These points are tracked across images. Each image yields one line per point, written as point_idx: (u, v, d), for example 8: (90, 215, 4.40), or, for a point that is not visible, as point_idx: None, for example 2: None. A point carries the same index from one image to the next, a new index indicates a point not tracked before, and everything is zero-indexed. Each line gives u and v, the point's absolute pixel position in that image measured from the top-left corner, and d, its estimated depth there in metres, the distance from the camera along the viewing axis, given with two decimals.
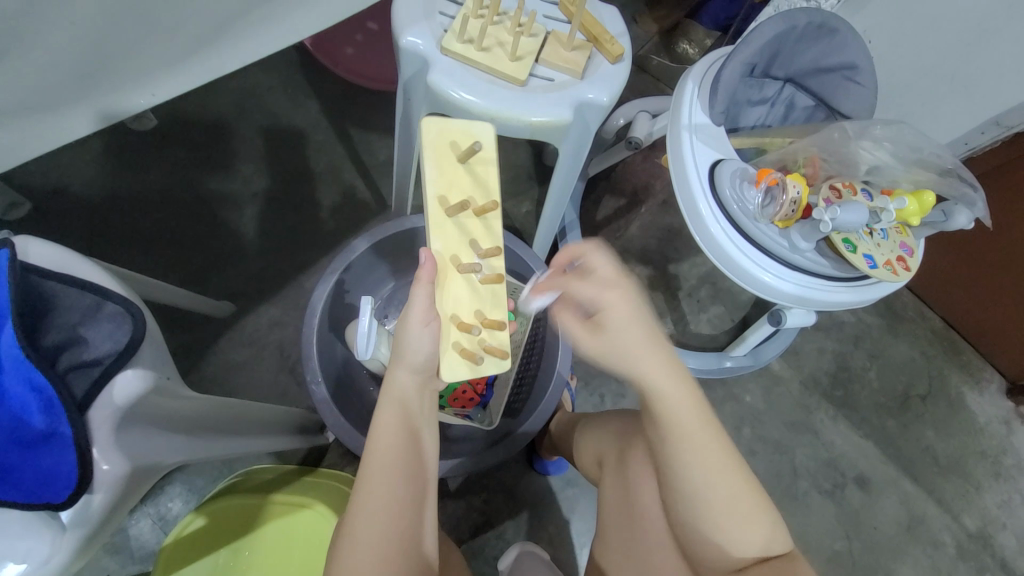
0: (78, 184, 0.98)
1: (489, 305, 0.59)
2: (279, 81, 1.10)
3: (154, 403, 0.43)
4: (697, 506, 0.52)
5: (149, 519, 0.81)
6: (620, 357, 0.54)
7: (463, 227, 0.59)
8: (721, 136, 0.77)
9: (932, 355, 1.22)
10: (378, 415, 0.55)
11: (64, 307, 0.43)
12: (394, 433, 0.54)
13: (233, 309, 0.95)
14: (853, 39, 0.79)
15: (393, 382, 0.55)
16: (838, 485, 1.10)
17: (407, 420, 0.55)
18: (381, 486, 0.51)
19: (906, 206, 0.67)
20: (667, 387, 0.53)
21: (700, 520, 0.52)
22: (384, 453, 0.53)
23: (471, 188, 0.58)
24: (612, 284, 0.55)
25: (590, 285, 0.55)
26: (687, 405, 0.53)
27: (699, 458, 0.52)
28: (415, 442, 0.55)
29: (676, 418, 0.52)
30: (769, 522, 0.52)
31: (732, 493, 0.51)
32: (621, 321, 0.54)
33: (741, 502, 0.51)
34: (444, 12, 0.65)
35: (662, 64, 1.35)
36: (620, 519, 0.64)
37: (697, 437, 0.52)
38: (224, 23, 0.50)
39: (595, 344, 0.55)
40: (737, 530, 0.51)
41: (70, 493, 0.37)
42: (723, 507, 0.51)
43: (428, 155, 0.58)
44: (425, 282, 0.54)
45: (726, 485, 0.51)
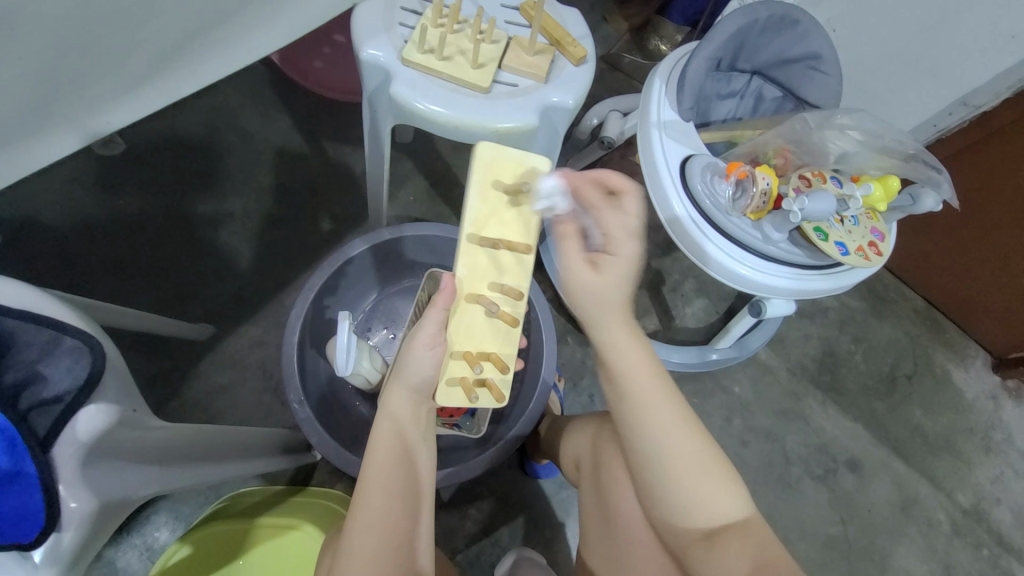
0: (48, 214, 0.96)
1: (498, 344, 0.59)
2: (251, 99, 1.09)
3: (122, 436, 0.42)
4: (658, 477, 0.52)
5: (136, 550, 0.80)
6: (597, 304, 0.53)
7: (493, 261, 0.58)
8: (690, 132, 0.77)
9: (916, 335, 1.23)
10: (376, 432, 0.55)
11: (24, 344, 0.43)
12: (389, 448, 0.53)
13: (213, 331, 0.94)
14: (815, 30, 0.80)
15: (389, 399, 0.55)
16: (830, 470, 1.11)
17: (402, 435, 0.54)
18: (376, 500, 0.51)
19: (873, 192, 0.68)
20: (627, 359, 0.53)
21: (663, 488, 0.52)
22: (378, 468, 0.52)
23: (510, 224, 0.58)
24: (632, 232, 0.53)
25: (618, 222, 0.53)
26: (643, 376, 0.53)
27: (653, 415, 0.52)
28: (410, 456, 0.54)
29: (635, 375, 0.53)
30: (731, 484, 0.52)
31: (691, 460, 0.51)
32: (625, 270, 0.52)
33: (700, 466, 0.52)
34: (404, 22, 0.65)
35: (634, 62, 1.35)
36: (598, 514, 0.64)
37: (653, 402, 0.52)
38: (178, 45, 0.49)
39: (592, 281, 0.52)
40: (698, 497, 0.51)
41: (39, 532, 0.36)
42: (682, 467, 0.51)
43: (473, 181, 0.57)
44: (440, 307, 0.55)
45: (683, 445, 0.52)
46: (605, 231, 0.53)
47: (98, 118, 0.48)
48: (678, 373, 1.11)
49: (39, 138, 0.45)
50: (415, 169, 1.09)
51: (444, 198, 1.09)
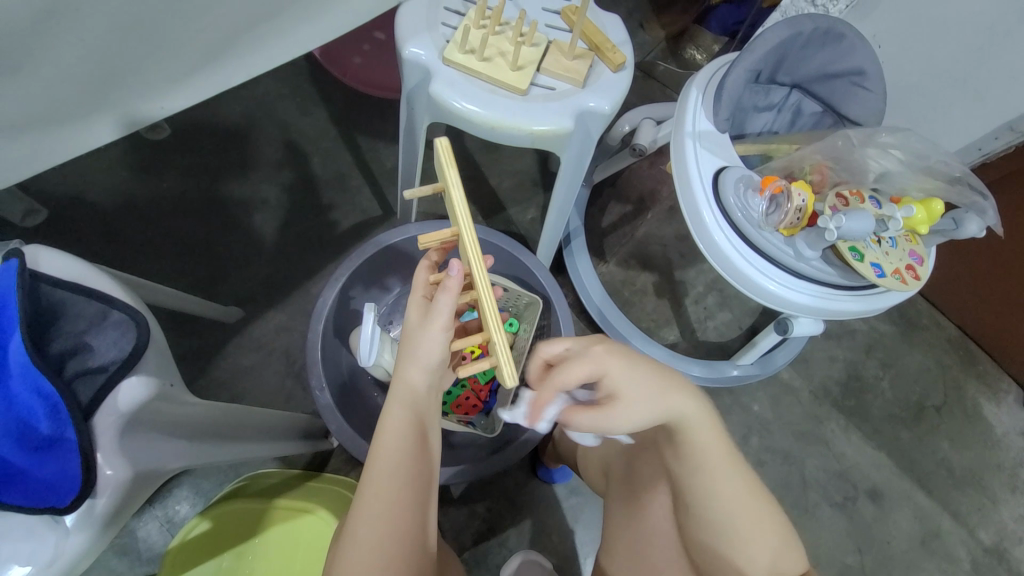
0: (94, 192, 1.00)
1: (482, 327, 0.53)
2: (290, 92, 1.12)
3: (157, 409, 0.44)
4: (722, 532, 0.52)
5: (157, 521, 0.82)
6: (642, 412, 0.50)
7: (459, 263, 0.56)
8: (724, 144, 0.76)
9: (948, 365, 1.19)
10: (388, 411, 0.54)
11: (73, 315, 0.44)
12: (400, 431, 0.53)
13: (241, 315, 0.96)
14: (861, 45, 0.79)
15: (402, 376, 0.54)
16: (849, 497, 1.07)
17: (416, 420, 0.54)
18: (382, 485, 0.52)
19: (914, 214, 0.66)
20: (695, 421, 0.52)
21: (723, 546, 0.52)
22: (387, 453, 0.53)
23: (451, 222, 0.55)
24: (585, 352, 0.49)
25: (574, 367, 0.48)
26: (709, 432, 0.53)
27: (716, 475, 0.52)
28: (423, 440, 0.55)
29: (698, 442, 0.52)
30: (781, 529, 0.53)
31: (755, 514, 0.52)
32: (630, 380, 0.49)
33: (762, 522, 0.52)
34: (447, 22, 0.66)
35: (668, 70, 1.35)
36: (630, 546, 0.63)
37: (717, 459, 0.52)
38: (231, 38, 0.51)
39: (624, 415, 0.49)
40: (763, 550, 0.51)
41: (73, 498, 0.38)
42: (739, 521, 0.51)
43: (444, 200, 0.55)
44: (449, 292, 0.53)
45: (749, 507, 0.52)
46: (581, 380, 0.48)
47: (153, 104, 0.50)
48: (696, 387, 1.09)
49: (96, 120, 0.48)
50: (445, 167, 1.12)
51: (471, 197, 1.11)
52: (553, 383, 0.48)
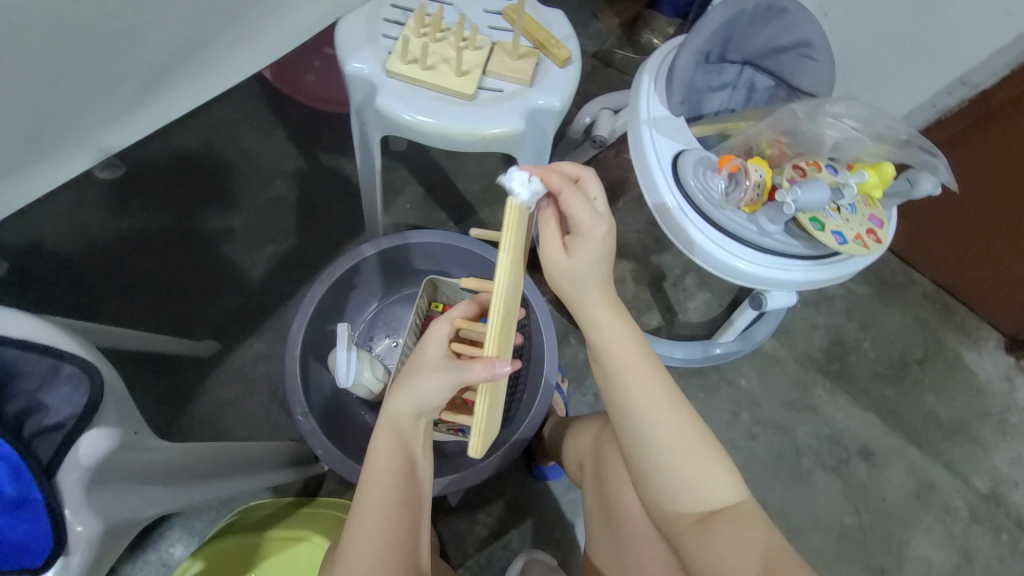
0: (52, 239, 0.98)
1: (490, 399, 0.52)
2: (245, 116, 1.11)
3: (124, 459, 0.43)
4: (648, 452, 0.53)
5: (152, 566, 0.81)
6: (572, 284, 0.53)
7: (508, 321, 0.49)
8: (681, 127, 0.77)
9: (925, 319, 1.21)
10: (377, 435, 0.54)
11: (25, 373, 0.43)
12: (390, 453, 0.53)
13: (218, 347, 0.95)
14: (804, 17, 0.79)
15: (390, 404, 0.53)
16: (842, 460, 1.09)
17: (404, 443, 0.54)
18: (376, 510, 0.52)
19: (867, 178, 0.69)
20: (612, 329, 0.55)
21: (651, 468, 0.54)
22: (380, 477, 0.53)
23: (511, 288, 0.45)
24: (600, 216, 0.51)
25: (585, 207, 0.50)
26: (626, 344, 0.55)
27: (651, 402, 0.54)
28: (411, 463, 0.54)
29: (621, 358, 0.55)
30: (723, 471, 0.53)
31: (680, 434, 0.53)
32: (597, 253, 0.52)
33: (689, 445, 0.53)
34: (387, 33, 0.65)
35: (625, 57, 1.35)
36: (599, 511, 0.65)
37: (638, 376, 0.54)
38: (163, 72, 0.50)
39: (562, 264, 0.52)
40: (691, 474, 0.52)
41: (47, 557, 0.38)
42: (671, 449, 0.53)
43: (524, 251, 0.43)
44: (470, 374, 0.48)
45: (673, 426, 0.53)
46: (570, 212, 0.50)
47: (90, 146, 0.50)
48: (683, 368, 1.10)
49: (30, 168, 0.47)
50: (411, 177, 1.12)
51: (440, 204, 1.11)
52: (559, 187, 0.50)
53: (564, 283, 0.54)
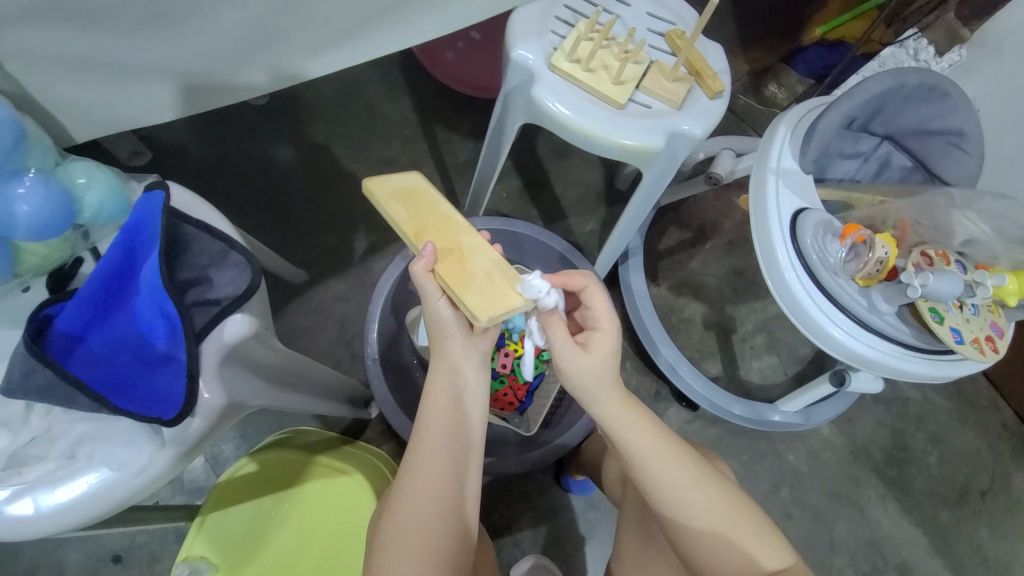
0: (194, 144, 1.08)
1: (468, 282, 0.53)
2: (381, 77, 1.18)
3: (247, 347, 0.47)
4: (687, 543, 0.52)
5: (203, 457, 0.87)
6: (594, 387, 0.54)
7: (443, 227, 0.56)
8: (807, 185, 0.76)
9: (1002, 451, 1.12)
10: (431, 381, 0.57)
11: (196, 249, 0.48)
12: (443, 397, 0.56)
13: (306, 278, 1.01)
14: (964, 106, 0.77)
15: (444, 348, 0.57)
16: (877, 569, 1.03)
17: (457, 385, 0.57)
18: (428, 451, 0.54)
19: (1006, 284, 0.65)
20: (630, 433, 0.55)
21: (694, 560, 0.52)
22: (435, 420, 0.55)
23: (409, 210, 0.56)
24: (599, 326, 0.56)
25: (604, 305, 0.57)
26: (645, 441, 0.54)
27: (678, 485, 0.53)
28: (460, 407, 0.56)
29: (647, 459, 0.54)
30: (768, 537, 0.53)
31: (718, 524, 0.52)
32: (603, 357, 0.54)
33: (728, 532, 0.52)
34: (555, 31, 0.68)
35: (747, 105, 1.34)
36: (637, 546, 0.64)
37: (663, 470, 0.53)
38: (362, 21, 0.56)
39: (578, 363, 0.54)
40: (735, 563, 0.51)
41: (176, 413, 0.41)
42: (710, 543, 0.52)
43: (402, 183, 0.58)
44: (423, 273, 0.53)
45: (706, 517, 0.52)
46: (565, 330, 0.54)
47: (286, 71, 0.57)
48: (732, 426, 1.07)
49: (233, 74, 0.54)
50: (514, 169, 1.15)
51: (535, 202, 1.14)
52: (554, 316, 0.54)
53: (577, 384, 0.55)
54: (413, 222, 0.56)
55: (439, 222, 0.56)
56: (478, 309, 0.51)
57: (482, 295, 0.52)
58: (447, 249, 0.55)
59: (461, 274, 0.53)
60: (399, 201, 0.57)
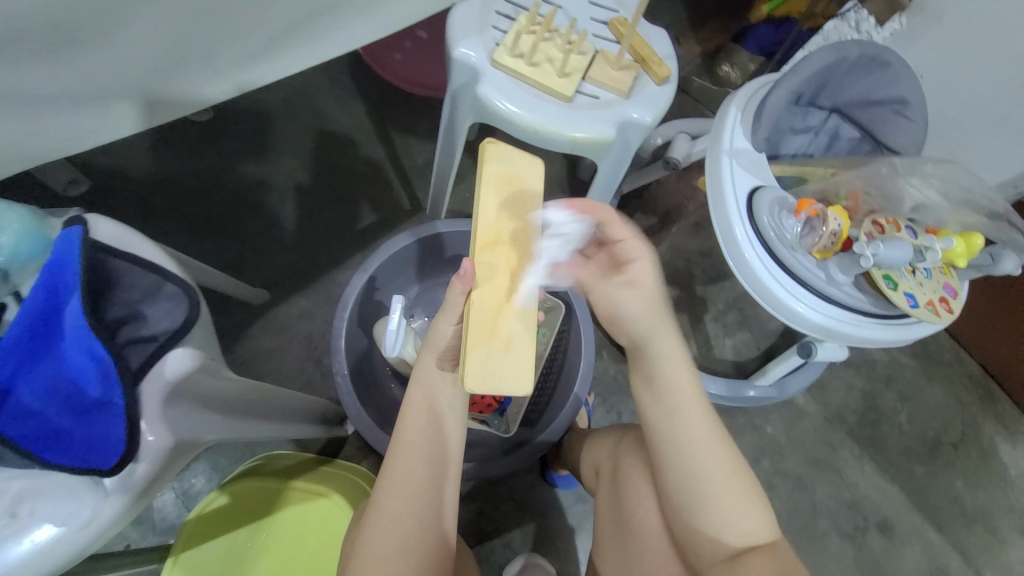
0: (136, 168, 1.03)
1: (488, 334, 0.51)
2: (329, 82, 1.14)
3: (196, 381, 0.45)
4: (691, 490, 0.52)
5: (174, 492, 0.84)
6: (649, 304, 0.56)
7: (503, 260, 0.53)
8: (760, 163, 0.76)
9: (966, 402, 1.17)
10: (409, 397, 0.56)
11: (127, 284, 0.45)
12: (419, 414, 0.55)
13: (267, 297, 0.98)
14: (905, 74, 0.78)
15: (423, 369, 0.56)
16: (858, 528, 1.06)
17: (436, 404, 0.56)
18: (403, 465, 0.53)
19: (954, 246, 0.66)
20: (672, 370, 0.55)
21: (691, 505, 0.52)
22: (411, 434, 0.54)
23: (494, 211, 0.54)
24: (633, 254, 0.56)
25: (631, 242, 0.56)
26: (683, 378, 0.55)
27: (695, 441, 0.53)
28: (438, 423, 0.55)
29: (678, 391, 0.54)
30: (757, 503, 0.52)
31: (730, 472, 0.52)
32: (643, 287, 0.56)
33: (731, 478, 0.52)
34: (497, 26, 0.67)
35: (702, 86, 1.35)
36: (613, 531, 0.63)
37: (692, 410, 0.53)
38: (289, 30, 0.54)
39: (628, 305, 0.56)
40: (730, 513, 0.51)
41: (118, 460, 0.39)
42: (715, 491, 0.51)
43: (507, 171, 0.55)
44: (459, 291, 0.52)
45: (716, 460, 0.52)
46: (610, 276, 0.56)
47: (212, 87, 0.55)
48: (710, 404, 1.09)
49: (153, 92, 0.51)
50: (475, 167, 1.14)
51: None
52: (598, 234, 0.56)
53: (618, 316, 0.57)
54: (494, 233, 0.53)
55: (503, 251, 0.53)
56: (469, 375, 0.50)
57: (482, 363, 0.50)
58: (490, 281, 0.52)
59: (479, 322, 0.51)
60: (498, 198, 0.54)
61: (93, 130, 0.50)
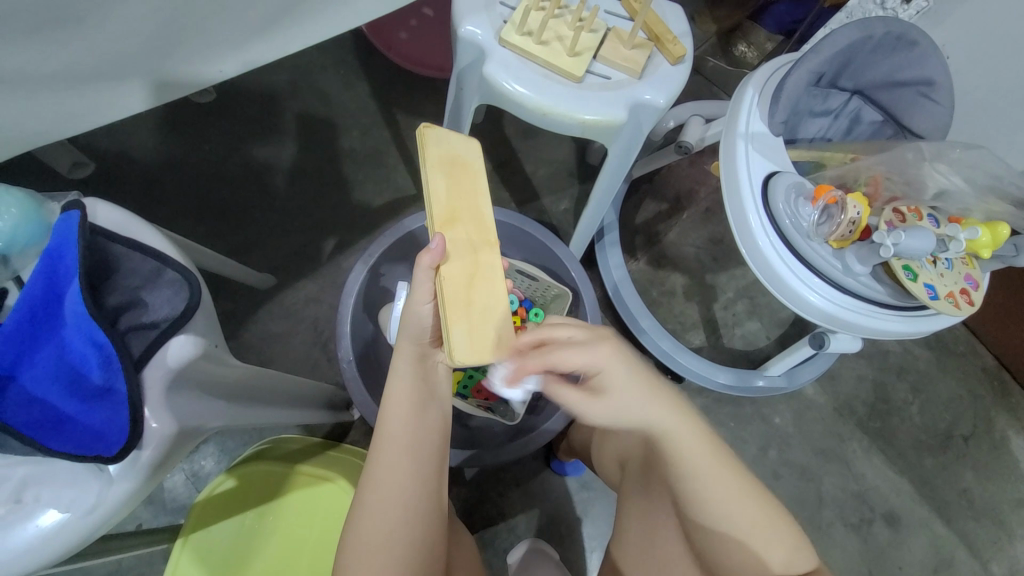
0: (140, 150, 1.02)
1: (466, 306, 0.50)
2: (333, 63, 1.12)
3: (200, 368, 0.45)
4: (720, 531, 0.51)
5: (183, 474, 0.85)
6: (613, 410, 0.53)
7: (468, 231, 0.52)
8: (778, 147, 0.74)
9: (980, 395, 1.15)
10: (392, 383, 0.54)
11: (128, 270, 0.45)
12: (404, 403, 0.54)
13: (273, 282, 0.98)
14: (934, 53, 0.74)
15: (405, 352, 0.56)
16: (864, 519, 1.05)
17: (419, 389, 0.55)
18: (391, 451, 0.52)
19: (978, 236, 0.64)
20: (688, 439, 0.53)
21: (723, 545, 0.51)
22: (397, 422, 0.53)
23: (448, 184, 0.53)
24: (590, 345, 0.52)
25: (579, 353, 0.51)
26: (696, 443, 0.53)
27: (724, 488, 0.51)
28: (427, 406, 0.55)
29: (691, 452, 0.53)
30: (792, 538, 0.51)
31: (758, 517, 0.51)
32: (620, 380, 0.53)
33: (760, 521, 0.51)
34: (505, 2, 0.64)
35: (717, 67, 1.31)
36: (639, 536, 0.61)
37: (710, 467, 0.52)
38: (288, 6, 0.53)
39: (596, 410, 0.54)
40: (762, 554, 0.50)
41: (121, 448, 0.39)
42: (747, 537, 0.50)
43: (458, 146, 0.54)
44: (427, 268, 0.50)
45: (746, 509, 0.51)
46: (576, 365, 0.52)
47: (211, 66, 0.53)
48: (718, 394, 1.08)
49: (149, 70, 0.50)
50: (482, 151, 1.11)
51: (506, 184, 1.10)
52: (546, 360, 0.50)
53: (608, 412, 0.54)
54: (451, 207, 0.52)
55: (463, 222, 0.52)
56: (456, 349, 0.49)
57: (465, 336, 0.49)
58: (460, 255, 0.51)
59: (455, 297, 0.50)
60: (450, 173, 0.53)
61: (92, 110, 0.49)
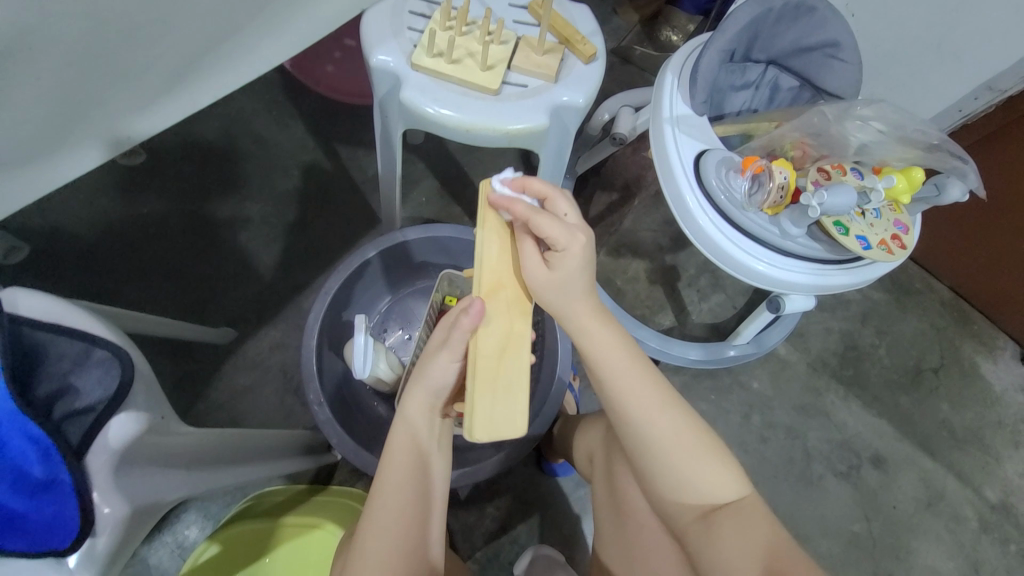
0: (74, 223, 0.99)
1: (491, 382, 0.49)
2: (264, 106, 1.11)
3: (150, 443, 0.43)
4: (654, 457, 0.54)
5: (168, 548, 0.83)
6: (562, 293, 0.51)
7: (508, 304, 0.52)
8: (704, 126, 0.76)
9: (943, 327, 1.20)
10: (394, 434, 0.55)
11: (56, 355, 0.44)
12: (405, 454, 0.54)
13: (235, 335, 0.96)
14: (834, 16, 0.78)
15: (408, 405, 0.55)
16: (853, 466, 1.08)
17: (421, 441, 0.55)
18: (390, 504, 0.52)
19: (895, 184, 0.67)
20: (620, 361, 0.54)
21: (661, 473, 0.54)
22: (397, 473, 0.54)
23: (496, 250, 0.52)
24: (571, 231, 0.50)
25: (556, 225, 0.48)
26: (628, 362, 0.54)
27: (651, 410, 0.54)
28: (423, 461, 0.55)
29: (626, 376, 0.54)
30: (720, 459, 0.54)
31: (683, 436, 0.53)
32: (574, 265, 0.50)
33: (691, 444, 0.53)
34: (413, 26, 0.65)
35: (645, 54, 1.34)
36: (611, 516, 0.64)
37: (639, 381, 0.54)
38: None
39: (543, 279, 0.50)
40: (697, 477, 0.53)
41: (75, 538, 0.38)
42: (674, 455, 0.53)
43: (510, 209, 0.53)
44: (465, 329, 0.49)
45: (672, 429, 0.53)
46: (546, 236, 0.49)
47: None
48: (695, 369, 1.10)
49: None
50: (427, 170, 1.11)
51: (456, 199, 1.11)
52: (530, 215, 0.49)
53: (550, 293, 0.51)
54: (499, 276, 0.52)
55: (506, 295, 0.52)
56: (477, 425, 0.48)
57: (486, 412, 0.49)
58: (497, 324, 0.51)
59: (484, 369, 0.49)
60: (502, 239, 0.52)
61: None
